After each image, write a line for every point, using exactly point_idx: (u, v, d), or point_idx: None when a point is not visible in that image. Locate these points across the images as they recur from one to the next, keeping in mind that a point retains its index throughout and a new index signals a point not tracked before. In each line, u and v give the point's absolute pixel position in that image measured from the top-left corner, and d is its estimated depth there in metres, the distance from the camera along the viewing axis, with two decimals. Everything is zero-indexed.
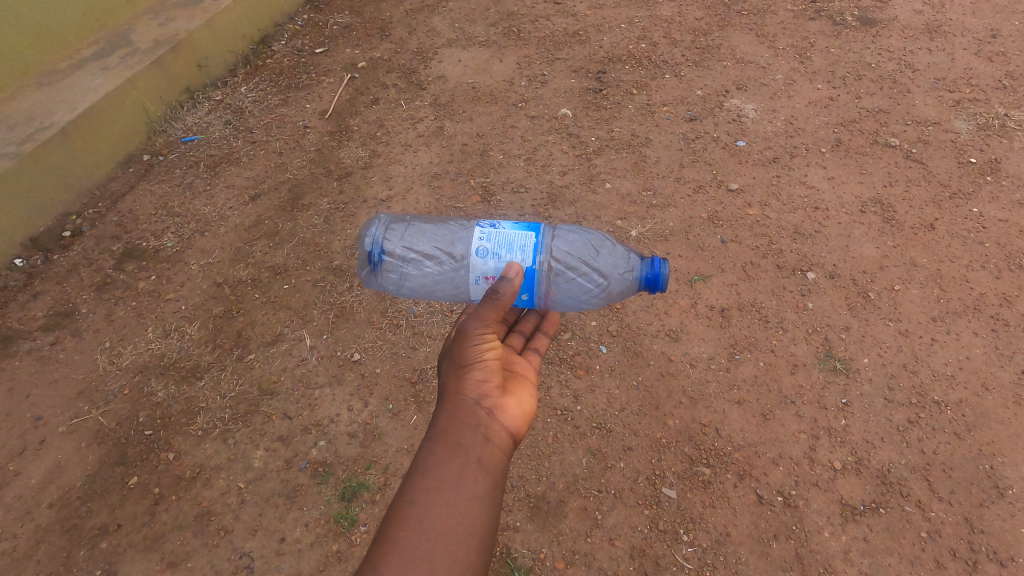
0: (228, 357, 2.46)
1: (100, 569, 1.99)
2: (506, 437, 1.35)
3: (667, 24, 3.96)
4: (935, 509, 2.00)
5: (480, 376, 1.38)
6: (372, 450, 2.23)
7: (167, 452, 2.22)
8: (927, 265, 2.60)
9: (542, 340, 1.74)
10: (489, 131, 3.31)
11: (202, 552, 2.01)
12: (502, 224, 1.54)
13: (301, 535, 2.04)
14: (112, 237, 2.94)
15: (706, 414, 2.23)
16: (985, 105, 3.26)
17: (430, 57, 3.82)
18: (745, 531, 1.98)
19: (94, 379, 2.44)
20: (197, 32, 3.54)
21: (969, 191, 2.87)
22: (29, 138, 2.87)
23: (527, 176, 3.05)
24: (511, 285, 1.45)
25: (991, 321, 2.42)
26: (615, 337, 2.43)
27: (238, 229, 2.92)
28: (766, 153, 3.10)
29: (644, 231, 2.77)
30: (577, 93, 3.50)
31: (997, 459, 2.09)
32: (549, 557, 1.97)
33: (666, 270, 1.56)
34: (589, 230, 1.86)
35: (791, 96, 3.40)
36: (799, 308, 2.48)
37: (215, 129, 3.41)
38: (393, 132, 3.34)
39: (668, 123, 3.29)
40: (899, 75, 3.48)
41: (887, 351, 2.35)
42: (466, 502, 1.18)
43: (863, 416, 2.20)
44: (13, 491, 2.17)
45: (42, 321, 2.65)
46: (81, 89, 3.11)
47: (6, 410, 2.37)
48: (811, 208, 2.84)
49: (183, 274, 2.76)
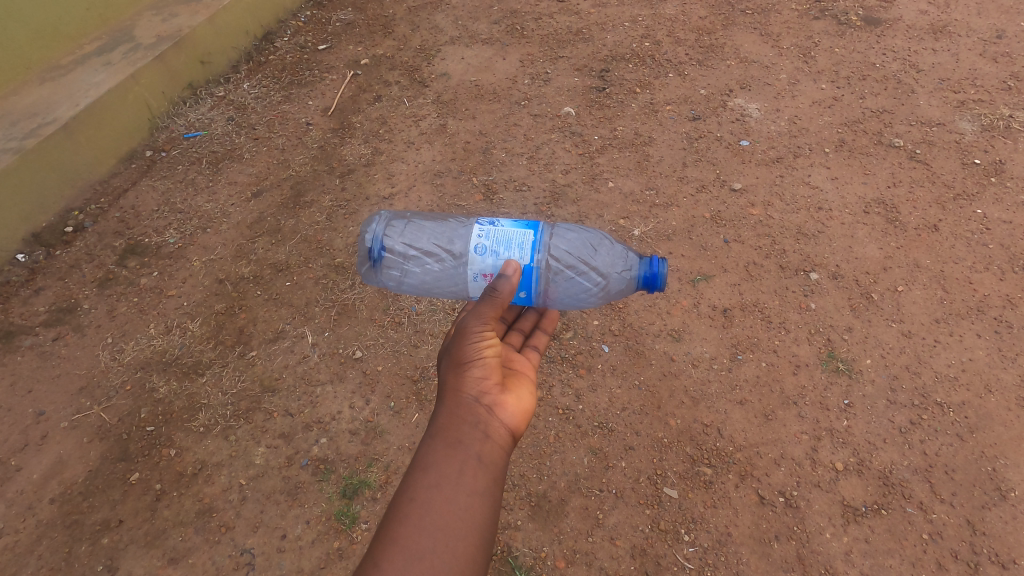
0: (230, 353, 2.47)
1: (101, 564, 2.00)
2: (506, 434, 1.35)
3: (671, 22, 3.95)
4: (937, 510, 2.00)
5: (479, 374, 1.38)
6: (373, 448, 2.22)
7: (168, 449, 2.23)
8: (930, 266, 2.59)
9: (541, 337, 1.74)
10: (491, 129, 3.30)
11: (203, 548, 2.02)
12: (501, 222, 1.54)
13: (302, 533, 2.04)
14: (114, 233, 2.94)
15: (708, 414, 2.22)
16: (990, 106, 3.25)
17: (433, 55, 3.82)
18: (746, 531, 1.98)
19: (96, 375, 2.44)
20: (200, 28, 3.54)
21: (973, 192, 2.87)
22: (32, 133, 2.87)
23: (530, 174, 3.05)
24: (510, 282, 1.45)
25: (994, 322, 2.42)
26: (617, 336, 2.43)
27: (240, 225, 2.92)
28: (770, 153, 3.09)
29: (647, 231, 2.76)
30: (581, 91, 3.50)
31: (999, 461, 2.09)
32: (549, 556, 1.97)
33: (665, 269, 1.56)
34: (588, 228, 1.86)
35: (795, 96, 3.39)
36: (801, 309, 2.48)
37: (218, 126, 3.40)
38: (396, 130, 3.34)
39: (671, 123, 3.28)
40: (903, 75, 3.47)
41: (889, 353, 2.35)
42: (466, 498, 1.17)
43: (865, 417, 2.20)
44: (15, 486, 2.17)
45: (44, 316, 2.65)
46: (84, 84, 3.11)
47: (8, 405, 2.38)
48: (814, 209, 2.83)
49: (185, 271, 2.76)
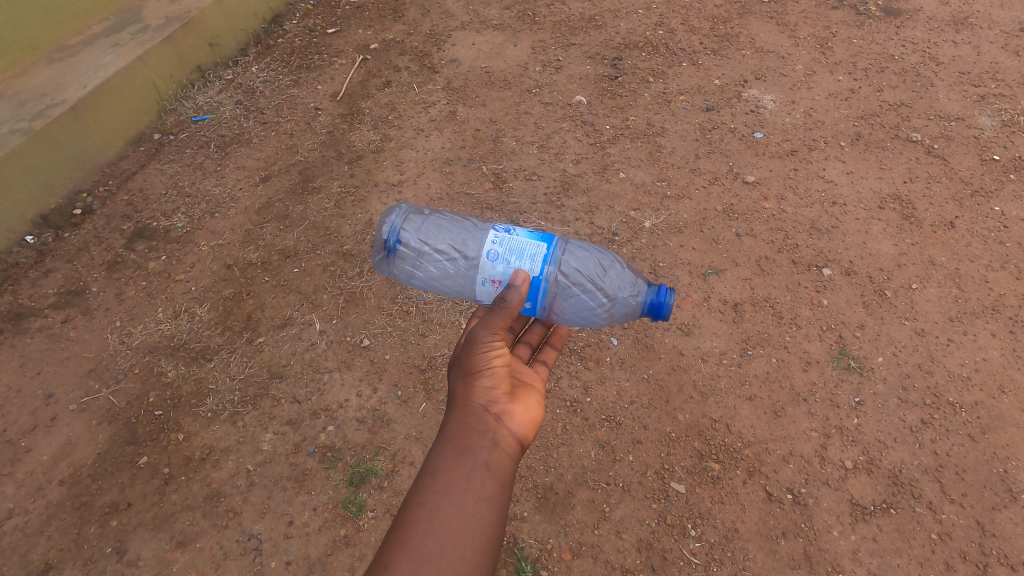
0: (238, 339, 2.46)
1: (110, 546, 2.01)
2: (513, 443, 1.33)
3: (685, 10, 3.88)
4: (946, 510, 1.98)
5: (489, 383, 1.37)
6: (380, 436, 2.22)
7: (176, 433, 2.23)
8: (946, 264, 2.56)
9: (549, 352, 1.75)
10: (502, 117, 3.26)
11: (211, 533, 2.03)
12: (517, 230, 1.53)
13: (309, 519, 2.05)
14: (122, 216, 2.93)
15: (717, 409, 2.21)
16: (1010, 101, 3.18)
17: (443, 40, 3.76)
18: (753, 528, 1.98)
19: (104, 359, 2.44)
20: (209, 10, 3.50)
21: (991, 189, 2.82)
22: (41, 114, 2.86)
23: (540, 164, 3.01)
24: (518, 293, 1.44)
25: (1010, 323, 2.38)
26: (626, 329, 2.41)
27: (249, 211, 2.90)
28: (784, 145, 3.05)
29: (658, 223, 2.73)
30: (593, 80, 3.45)
31: (1011, 463, 2.07)
32: (555, 548, 1.97)
33: (671, 299, 1.55)
34: (601, 249, 1.86)
35: (812, 88, 3.34)
36: (813, 305, 2.45)
37: (226, 109, 3.38)
38: (406, 116, 3.30)
39: (685, 113, 3.23)
40: (922, 68, 3.40)
41: (901, 351, 2.32)
42: (473, 504, 1.17)
43: (876, 416, 2.18)
44: (25, 467, 2.19)
45: (53, 298, 2.65)
46: (93, 66, 3.09)
47: (17, 386, 2.39)
48: (827, 203, 2.79)
49: (193, 255, 2.75)
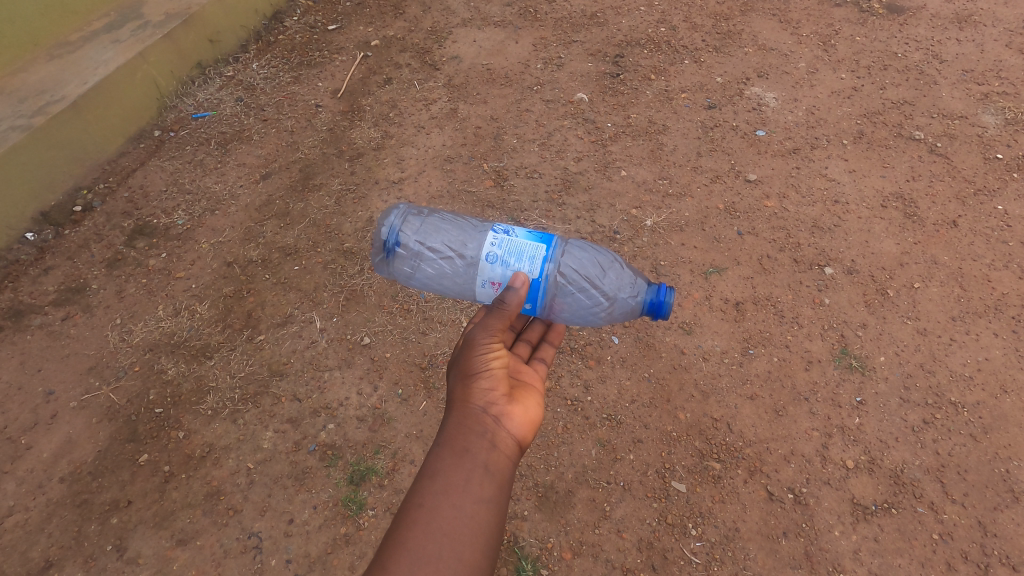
0: (238, 337, 2.46)
1: (110, 544, 2.01)
2: (512, 444, 1.32)
3: (688, 7, 3.86)
4: (948, 510, 1.98)
5: (487, 385, 1.37)
6: (380, 435, 2.22)
7: (176, 431, 2.23)
8: (948, 263, 2.55)
9: (548, 349, 1.73)
10: (503, 115, 3.25)
11: (211, 530, 2.03)
12: (516, 231, 1.52)
13: (309, 518, 2.05)
14: (123, 213, 2.92)
15: (718, 409, 2.21)
16: (1014, 99, 3.17)
17: (444, 37, 3.75)
18: (753, 527, 1.98)
19: (105, 356, 2.44)
20: (209, 6, 3.48)
21: (995, 188, 2.80)
22: (41, 111, 2.85)
23: (541, 161, 3.00)
24: (517, 295, 1.43)
25: (1012, 322, 2.38)
26: (627, 328, 2.41)
27: (249, 208, 2.90)
28: (786, 143, 3.03)
29: (659, 221, 2.72)
30: (594, 77, 3.43)
31: (1013, 463, 2.06)
32: (555, 547, 1.97)
33: (671, 299, 1.54)
34: (600, 248, 1.84)
35: (814, 85, 3.32)
36: (815, 304, 2.44)
37: (226, 106, 3.37)
38: (406, 113, 3.29)
39: (687, 111, 3.22)
40: (926, 66, 3.39)
41: (903, 351, 2.31)
42: (472, 505, 1.16)
43: (877, 415, 2.17)
44: (25, 465, 2.18)
45: (53, 295, 2.65)
46: (92, 63, 3.08)
47: (18, 384, 2.39)
48: (829, 202, 2.78)
49: (193, 253, 2.74)
